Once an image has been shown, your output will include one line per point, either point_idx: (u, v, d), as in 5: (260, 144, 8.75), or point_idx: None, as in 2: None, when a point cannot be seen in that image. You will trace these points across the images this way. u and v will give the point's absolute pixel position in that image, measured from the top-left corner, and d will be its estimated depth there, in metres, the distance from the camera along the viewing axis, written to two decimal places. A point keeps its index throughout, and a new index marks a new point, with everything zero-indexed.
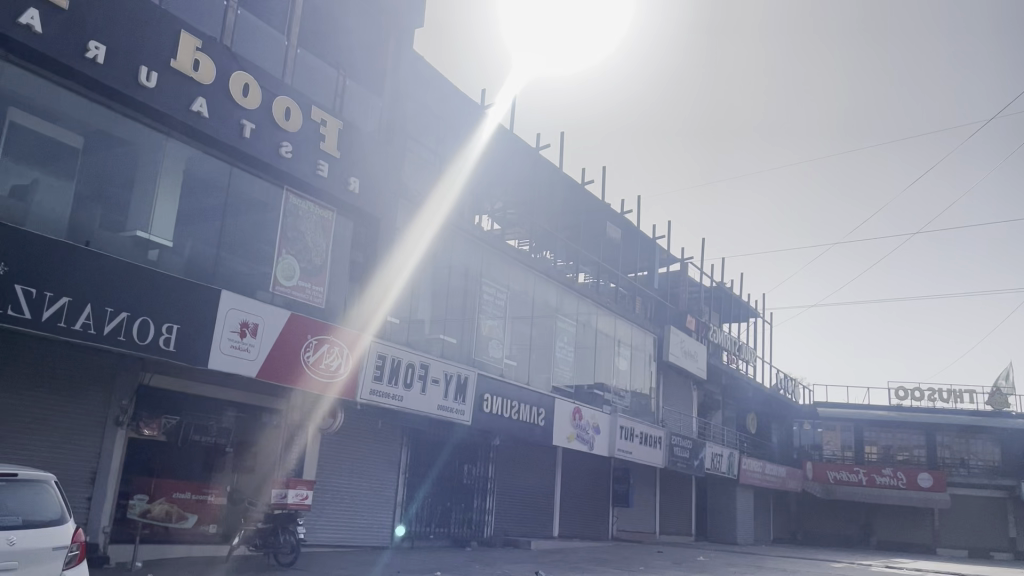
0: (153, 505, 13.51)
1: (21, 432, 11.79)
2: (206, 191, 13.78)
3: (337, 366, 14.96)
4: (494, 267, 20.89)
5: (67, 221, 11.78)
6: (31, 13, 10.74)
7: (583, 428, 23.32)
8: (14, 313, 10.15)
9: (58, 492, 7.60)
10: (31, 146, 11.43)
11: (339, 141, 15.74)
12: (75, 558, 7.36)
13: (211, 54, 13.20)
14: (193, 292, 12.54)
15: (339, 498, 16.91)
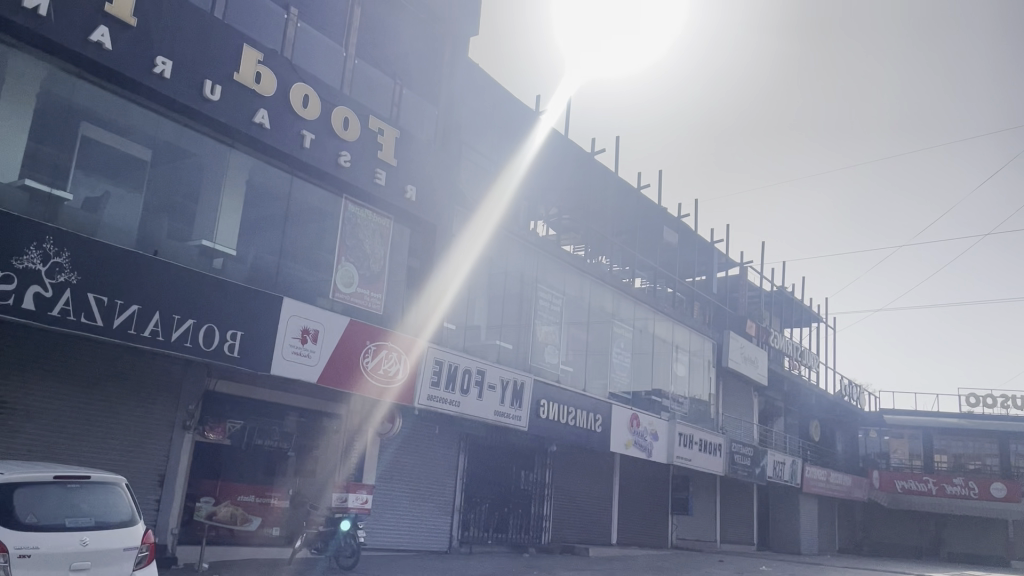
0: (219, 507, 13.87)
1: (94, 436, 12.21)
2: (268, 200, 14.09)
3: (396, 372, 15.15)
4: (550, 273, 20.89)
5: (137, 231, 12.16)
6: (101, 31, 11.13)
7: (642, 435, 23.13)
8: (87, 320, 10.54)
9: (128, 494, 7.85)
10: (101, 160, 11.85)
11: (397, 149, 15.94)
12: (145, 559, 7.62)
13: (272, 67, 13.51)
14: (256, 299, 12.83)
15: (398, 503, 17.09)
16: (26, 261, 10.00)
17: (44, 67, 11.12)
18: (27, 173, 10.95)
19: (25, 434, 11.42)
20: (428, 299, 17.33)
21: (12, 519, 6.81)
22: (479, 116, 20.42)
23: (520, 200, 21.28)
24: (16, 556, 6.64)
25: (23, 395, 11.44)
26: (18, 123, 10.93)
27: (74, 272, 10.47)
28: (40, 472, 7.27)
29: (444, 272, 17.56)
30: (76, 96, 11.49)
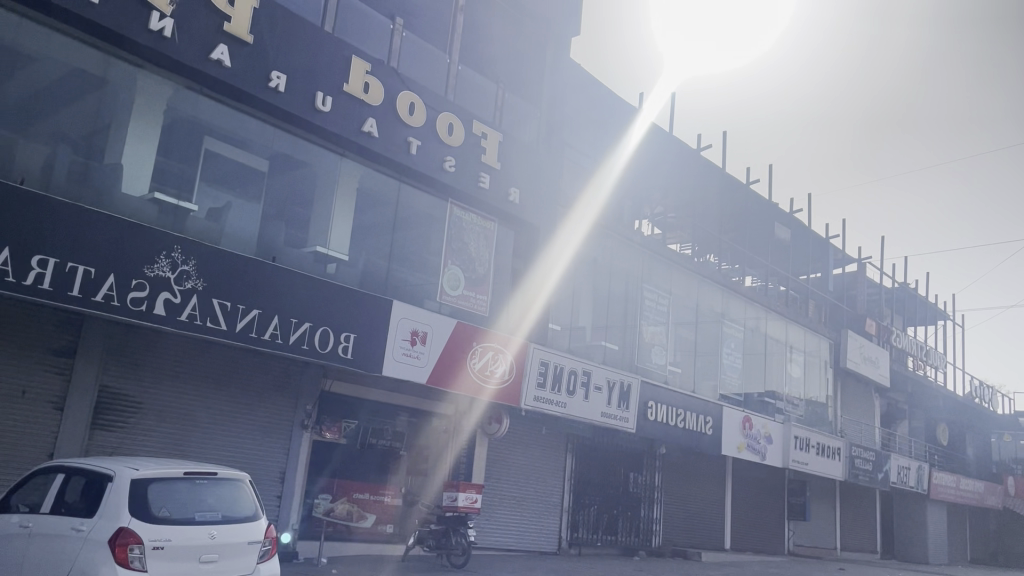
0: (335, 504, 14.34)
1: (221, 434, 12.86)
2: (377, 206, 14.50)
3: (502, 373, 15.39)
4: (655, 273, 20.63)
5: (256, 238, 12.74)
6: (221, 49, 11.71)
7: (755, 438, 22.51)
8: (213, 323, 11.13)
9: (251, 490, 8.22)
10: (223, 172, 12.46)
11: (502, 152, 16.04)
12: (268, 552, 7.99)
13: (380, 76, 13.89)
14: (367, 303, 13.21)
15: (508, 503, 17.26)
16: (157, 269, 10.65)
17: (170, 86, 11.79)
18: (156, 187, 11.65)
19: (158, 432, 12.14)
20: (524, 310, 17.25)
21: (147, 513, 7.24)
22: (583, 115, 20.07)
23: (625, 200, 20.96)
24: (150, 548, 7.06)
25: (155, 395, 12.15)
26: (148, 140, 11.62)
27: (199, 279, 11.07)
28: (171, 468, 7.71)
29: (542, 275, 17.56)
30: (199, 112, 12.13)
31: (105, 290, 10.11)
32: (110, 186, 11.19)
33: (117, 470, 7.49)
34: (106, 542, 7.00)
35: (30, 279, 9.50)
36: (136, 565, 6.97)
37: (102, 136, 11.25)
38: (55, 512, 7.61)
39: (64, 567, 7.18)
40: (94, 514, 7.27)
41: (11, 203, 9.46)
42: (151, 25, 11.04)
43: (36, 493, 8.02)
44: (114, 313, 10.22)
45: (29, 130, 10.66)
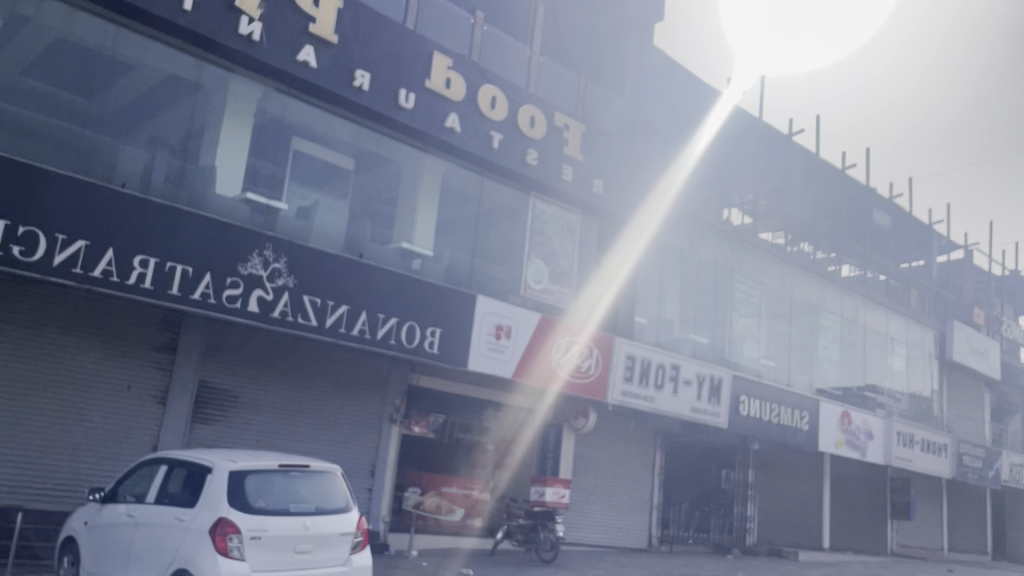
0: (425, 497, 14.52)
1: (314, 427, 13.13)
2: (461, 201, 14.52)
3: (589, 367, 15.29)
4: (746, 264, 20.06)
5: (343, 236, 12.95)
6: (307, 50, 11.95)
7: (854, 434, 21.67)
8: (303, 319, 11.36)
9: (343, 482, 8.27)
10: (311, 171, 12.71)
11: (585, 144, 15.83)
12: (360, 544, 8.01)
13: (461, 71, 13.90)
14: (452, 299, 13.26)
15: (597, 499, 17.12)
16: (249, 267, 10.92)
17: (260, 88, 12.05)
18: (248, 187, 11.94)
19: (255, 425, 12.48)
20: (608, 284, 17.03)
21: (243, 504, 7.42)
22: (672, 96, 19.43)
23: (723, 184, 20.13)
24: (248, 537, 7.23)
25: (251, 390, 12.48)
26: (240, 141, 11.91)
27: (290, 276, 11.31)
28: (267, 460, 7.87)
29: (623, 260, 17.18)
30: (287, 113, 12.36)
31: (201, 289, 10.43)
32: (205, 187, 11.50)
33: (215, 463, 7.70)
34: (207, 531, 7.21)
35: (132, 279, 9.89)
36: (235, 554, 7.14)
37: (197, 139, 11.55)
38: (159, 502, 7.89)
39: (169, 555, 7.44)
40: (195, 504, 7.50)
41: (113, 207, 9.84)
42: (240, 29, 11.36)
43: (142, 483, 8.32)
44: (210, 310, 10.53)
45: (129, 136, 11.00)
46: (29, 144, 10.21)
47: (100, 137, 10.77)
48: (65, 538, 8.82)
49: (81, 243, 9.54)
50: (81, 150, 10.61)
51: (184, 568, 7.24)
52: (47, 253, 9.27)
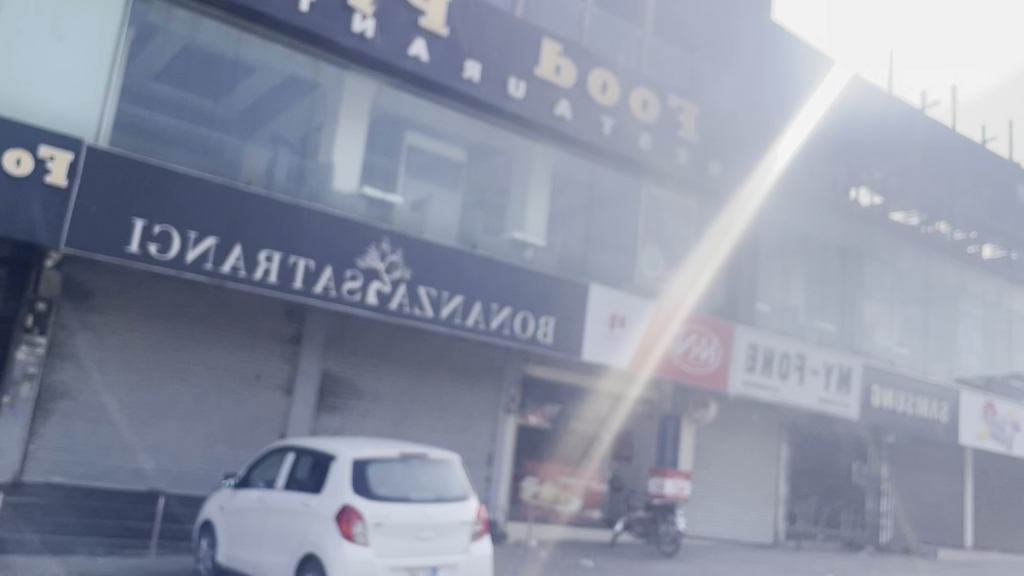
0: (542, 487, 14.42)
1: (431, 416, 13.31)
2: (574, 189, 14.35)
3: (709, 356, 14.85)
4: (876, 247, 19.03)
5: (457, 228, 13.07)
6: (418, 44, 12.12)
7: (1000, 426, 20.25)
8: (419, 310, 11.51)
9: (462, 471, 8.28)
10: (425, 164, 12.84)
11: (701, 125, 15.33)
12: (479, 532, 7.99)
13: (572, 58, 13.72)
14: (566, 289, 13.13)
15: (719, 491, 16.66)
16: (368, 260, 11.15)
17: (373, 83, 12.26)
18: (364, 181, 12.16)
19: (375, 413, 12.76)
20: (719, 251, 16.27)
21: (366, 490, 7.55)
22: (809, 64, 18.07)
23: (859, 162, 18.79)
24: (371, 524, 7.34)
25: (371, 379, 12.75)
26: (356, 137, 12.14)
27: (406, 268, 11.48)
28: (387, 448, 7.99)
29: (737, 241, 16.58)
30: (400, 107, 12.52)
31: (322, 282, 10.74)
32: (324, 183, 11.78)
33: (340, 451, 7.89)
34: (332, 517, 7.40)
35: (258, 274, 10.26)
36: (360, 539, 7.28)
37: (315, 136, 11.84)
38: (288, 488, 8.13)
39: (297, 540, 7.66)
40: (321, 491, 7.70)
41: (240, 205, 10.21)
42: (353, 26, 11.63)
43: (272, 469, 8.62)
44: (332, 302, 10.82)
45: (253, 136, 11.32)
46: (163, 147, 10.63)
47: (225, 138, 11.11)
48: (203, 522, 9.19)
49: (211, 240, 9.96)
50: (209, 151, 10.97)
51: (312, 552, 7.44)
52: (180, 251, 9.74)
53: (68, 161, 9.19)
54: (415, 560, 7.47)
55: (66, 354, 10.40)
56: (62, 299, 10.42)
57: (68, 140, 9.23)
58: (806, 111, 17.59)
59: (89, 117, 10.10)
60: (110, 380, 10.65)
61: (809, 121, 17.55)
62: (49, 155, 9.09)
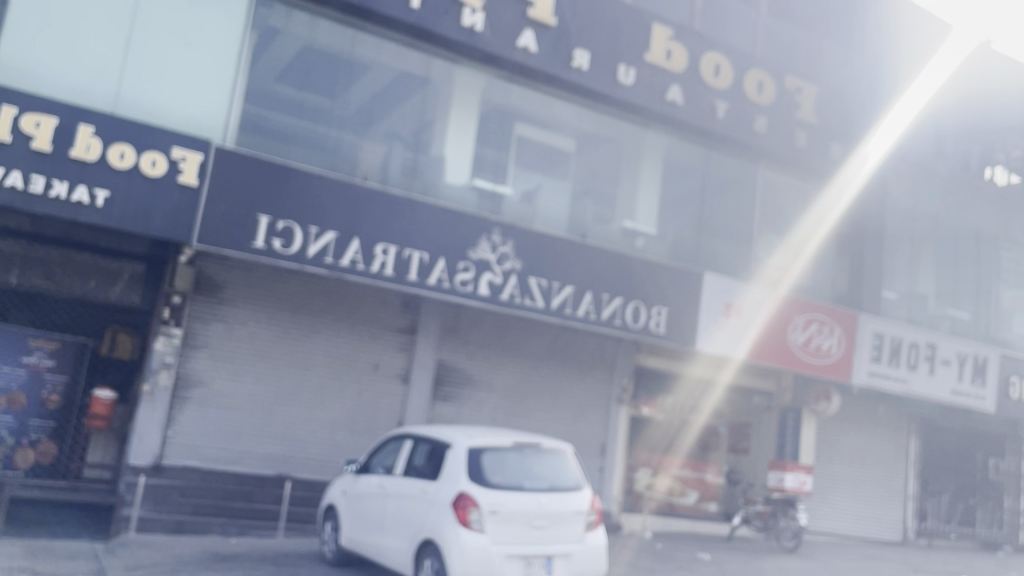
0: (657, 479, 14.47)
1: (544, 406, 13.36)
2: (686, 175, 14.06)
3: (830, 346, 14.26)
4: (1012, 229, 17.86)
5: (567, 217, 13.03)
6: (527, 35, 12.15)
7: None
8: (531, 301, 11.56)
9: (574, 460, 8.28)
10: (535, 154, 12.86)
11: (820, 107, 14.79)
12: (594, 522, 7.97)
13: (683, 41, 13.43)
14: (679, 278, 12.92)
15: (843, 486, 16.04)
16: (480, 251, 11.28)
17: (482, 77, 12.38)
18: (475, 174, 12.29)
19: (489, 403, 12.92)
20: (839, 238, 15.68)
21: (482, 478, 7.66)
22: (934, 33, 17.12)
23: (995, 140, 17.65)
24: (487, 511, 7.43)
25: (484, 369, 12.90)
26: (466, 130, 12.29)
27: (517, 259, 11.55)
28: (501, 438, 8.08)
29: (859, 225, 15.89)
30: (510, 99, 12.59)
31: (436, 274, 10.93)
32: (436, 176, 11.96)
33: (455, 440, 8.04)
34: (449, 504, 7.53)
35: (375, 266, 10.55)
36: (476, 527, 7.39)
37: (427, 131, 12.03)
38: (406, 475, 8.34)
39: (415, 526, 7.84)
40: (437, 478, 7.86)
41: (357, 200, 10.53)
42: (463, 21, 11.79)
43: (391, 456, 8.85)
44: (445, 294, 11.01)
45: (369, 133, 11.57)
46: (284, 147, 11.00)
47: (343, 135, 11.39)
48: (327, 507, 9.54)
49: (331, 234, 10.30)
50: (328, 149, 11.28)
51: (430, 537, 7.60)
52: (303, 245, 10.11)
53: (198, 162, 9.69)
54: (531, 548, 7.52)
55: (199, 344, 10.97)
56: (195, 293, 10.98)
57: (198, 142, 9.73)
58: (935, 87, 16.62)
59: (216, 119, 10.59)
60: (239, 370, 11.17)
61: (935, 91, 16.61)
62: (181, 156, 9.62)
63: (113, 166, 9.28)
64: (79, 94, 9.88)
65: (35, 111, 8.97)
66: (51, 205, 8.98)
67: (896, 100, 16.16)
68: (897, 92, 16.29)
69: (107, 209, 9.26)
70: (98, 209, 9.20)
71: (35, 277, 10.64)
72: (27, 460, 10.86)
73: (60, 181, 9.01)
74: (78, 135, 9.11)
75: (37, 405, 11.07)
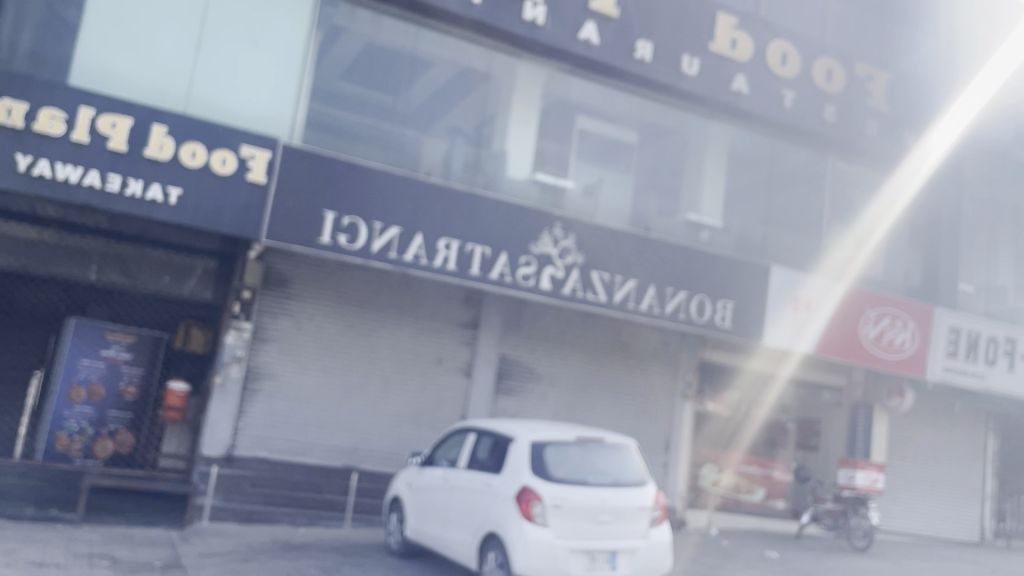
0: (722, 475, 14.27)
1: (608, 401, 13.29)
2: (752, 167, 13.81)
3: (904, 341, 13.85)
4: None
5: (630, 211, 12.93)
6: (589, 28, 12.08)
7: None
8: (593, 295, 11.50)
9: (638, 455, 8.23)
10: (598, 148, 12.78)
11: (892, 95, 14.38)
12: (658, 518, 7.90)
13: (748, 30, 13.19)
14: (745, 271, 12.70)
15: (917, 485, 15.58)
16: (542, 246, 11.26)
17: (544, 70, 12.34)
18: (537, 168, 12.26)
19: (552, 397, 12.90)
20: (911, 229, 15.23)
21: (545, 473, 7.65)
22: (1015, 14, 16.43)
23: None
24: (550, 505, 7.42)
25: (547, 363, 12.90)
26: (528, 124, 12.27)
27: (579, 253, 11.50)
28: (564, 432, 8.07)
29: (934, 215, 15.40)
30: (572, 92, 12.52)
31: (498, 268, 10.95)
32: (497, 171, 11.97)
33: (518, 434, 8.06)
34: (512, 498, 7.54)
35: (438, 261, 10.62)
36: (540, 521, 7.39)
37: (489, 126, 12.05)
38: (470, 468, 8.39)
39: (479, 519, 7.88)
40: (501, 472, 7.89)
41: (419, 196, 10.61)
42: (525, 15, 11.79)
43: (455, 449, 8.92)
44: (507, 288, 11.02)
45: (432, 128, 11.64)
46: (349, 143, 11.14)
47: (406, 132, 11.48)
48: (393, 498, 9.65)
49: (395, 229, 10.41)
50: (391, 145, 11.39)
51: (494, 531, 7.63)
52: (367, 240, 10.24)
53: (266, 160, 9.89)
54: (595, 543, 7.49)
55: (268, 338, 11.22)
56: (264, 288, 11.23)
57: (266, 140, 9.94)
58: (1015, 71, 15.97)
59: (282, 117, 10.76)
60: (306, 363, 11.38)
61: (1015, 75, 15.98)
62: (250, 154, 9.83)
63: (184, 165, 9.52)
64: (152, 94, 10.17)
65: (110, 112, 9.27)
66: (126, 203, 9.27)
67: (973, 85, 15.60)
68: (975, 77, 15.70)
69: (179, 207, 9.51)
70: (171, 207, 9.46)
71: (112, 273, 11.00)
72: (106, 451, 11.15)
73: (135, 180, 9.30)
74: (152, 135, 9.39)
75: (116, 396, 11.40)
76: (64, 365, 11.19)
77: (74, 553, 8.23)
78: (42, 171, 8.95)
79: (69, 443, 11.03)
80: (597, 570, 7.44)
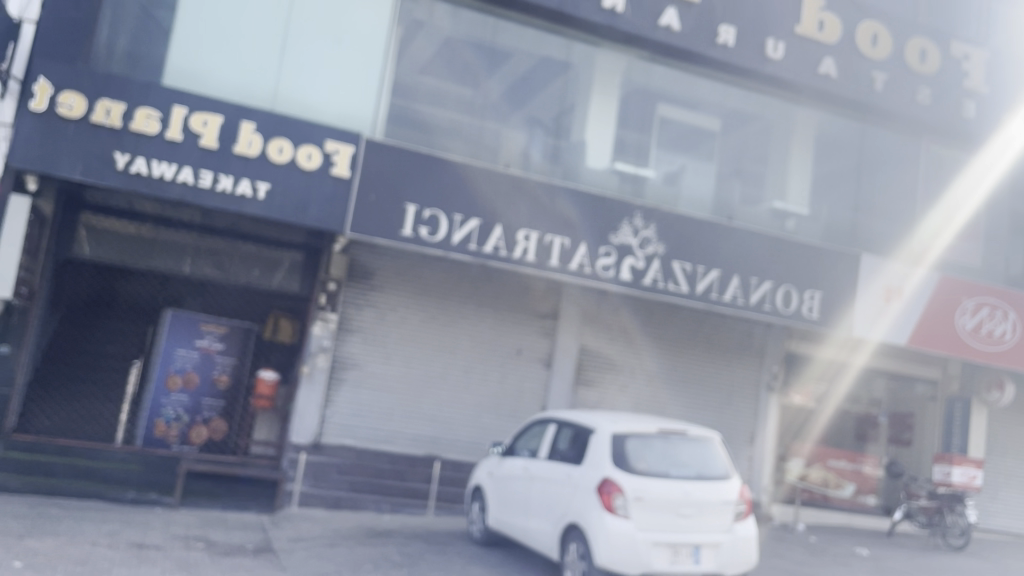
0: (810, 470, 13.93)
1: (690, 393, 13.12)
2: (840, 153, 13.40)
3: (1004, 333, 13.21)
4: None
5: (713, 199, 12.69)
6: (670, 13, 11.91)
7: None
8: (675, 285, 11.35)
9: (722, 449, 8.09)
10: (679, 136, 12.58)
11: (989, 75, 13.77)
12: (743, 513, 7.75)
13: (835, 11, 12.78)
14: (833, 260, 12.34)
15: (1018, 482, 14.89)
16: (622, 236, 11.17)
17: (624, 58, 12.21)
18: (617, 157, 12.15)
19: (633, 389, 12.81)
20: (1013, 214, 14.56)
21: (627, 465, 7.59)
22: None
23: None
24: (632, 498, 7.35)
25: (628, 354, 12.81)
26: (608, 113, 12.17)
27: (660, 243, 11.36)
28: (646, 425, 8.00)
29: None
30: (652, 79, 12.36)
31: (578, 259, 10.88)
32: (577, 161, 11.91)
33: (599, 426, 8.03)
34: (594, 489, 7.52)
35: (518, 252, 10.62)
36: (621, 513, 7.34)
37: (568, 116, 11.99)
38: (552, 459, 8.40)
39: (561, 510, 7.89)
40: (582, 464, 7.87)
41: (498, 188, 10.67)
42: (604, 2, 11.68)
43: (535, 440, 9.00)
44: (587, 279, 10.95)
45: (511, 120, 11.68)
46: (430, 137, 11.25)
47: (485, 123, 11.56)
48: (474, 488, 9.75)
49: (475, 221, 10.47)
50: (471, 138, 11.47)
51: (575, 521, 7.63)
52: (448, 232, 10.33)
53: (349, 155, 10.10)
54: (678, 537, 7.40)
55: (352, 328, 11.45)
56: (348, 280, 11.46)
57: (349, 135, 10.15)
58: None
59: (365, 112, 10.94)
60: (389, 354, 11.58)
61: None
62: (334, 149, 10.05)
63: (272, 161, 9.79)
64: (241, 92, 10.46)
65: (202, 111, 9.60)
66: (218, 198, 9.57)
67: None
68: None
69: (267, 201, 9.77)
70: (260, 201, 9.73)
71: (206, 266, 11.43)
72: (200, 437, 11.59)
73: (225, 176, 9.59)
74: (242, 132, 9.69)
75: (209, 385, 11.81)
76: (161, 354, 11.61)
77: (173, 535, 8.56)
78: (140, 168, 9.33)
79: (166, 430, 11.45)
80: (679, 564, 7.35)
